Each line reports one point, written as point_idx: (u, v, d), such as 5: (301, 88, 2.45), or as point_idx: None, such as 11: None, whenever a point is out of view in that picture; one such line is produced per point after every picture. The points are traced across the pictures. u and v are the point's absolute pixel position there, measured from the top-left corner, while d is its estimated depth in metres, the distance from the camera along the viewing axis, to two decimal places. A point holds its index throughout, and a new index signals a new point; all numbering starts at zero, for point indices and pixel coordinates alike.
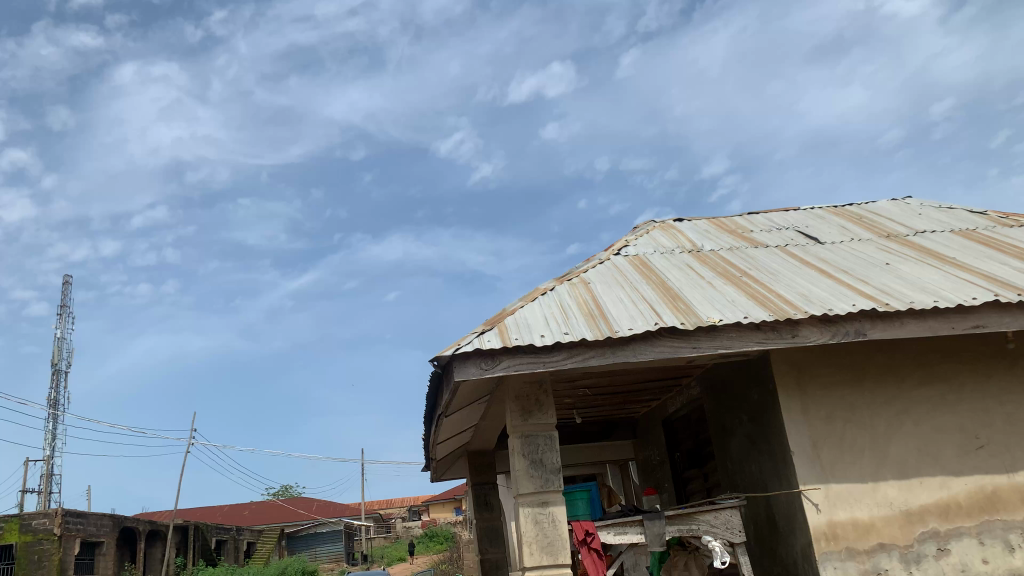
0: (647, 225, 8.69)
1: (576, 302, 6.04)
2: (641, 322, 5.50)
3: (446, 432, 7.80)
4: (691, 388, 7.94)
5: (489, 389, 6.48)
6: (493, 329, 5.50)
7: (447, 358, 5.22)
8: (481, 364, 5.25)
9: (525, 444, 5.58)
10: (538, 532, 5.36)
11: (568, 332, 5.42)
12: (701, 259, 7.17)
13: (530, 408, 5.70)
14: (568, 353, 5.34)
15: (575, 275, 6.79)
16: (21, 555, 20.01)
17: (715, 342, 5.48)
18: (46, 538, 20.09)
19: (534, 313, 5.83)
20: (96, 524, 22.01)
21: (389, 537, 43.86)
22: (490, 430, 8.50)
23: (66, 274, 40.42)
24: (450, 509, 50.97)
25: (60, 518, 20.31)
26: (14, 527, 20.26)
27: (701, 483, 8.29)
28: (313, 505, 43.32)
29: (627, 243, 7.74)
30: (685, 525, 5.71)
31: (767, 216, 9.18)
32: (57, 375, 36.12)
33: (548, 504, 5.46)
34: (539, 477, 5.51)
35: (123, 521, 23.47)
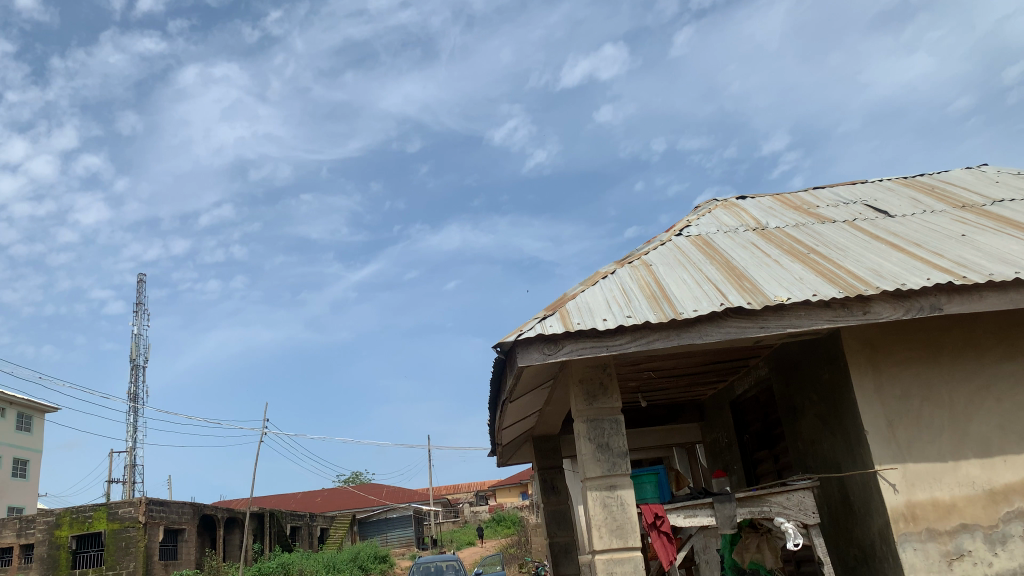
0: (709, 204, 8.56)
1: (639, 284, 5.99)
2: (706, 303, 5.43)
3: (511, 417, 7.85)
4: (760, 368, 7.81)
5: (553, 374, 6.48)
6: (555, 314, 5.50)
7: (510, 344, 5.25)
8: (545, 348, 5.27)
9: (591, 429, 5.57)
10: (606, 516, 5.36)
11: (631, 314, 5.38)
12: (765, 236, 7.04)
13: (595, 392, 5.68)
14: (632, 337, 5.30)
15: (635, 257, 6.73)
16: (110, 542, 20.96)
17: (783, 321, 5.37)
18: (132, 526, 20.97)
19: (595, 297, 5.81)
20: (178, 512, 22.86)
21: (457, 522, 44.45)
22: (555, 414, 8.51)
23: (139, 275, 39.47)
24: (517, 493, 51.49)
25: (144, 507, 21.13)
26: (103, 516, 21.28)
27: (772, 465, 8.15)
28: (383, 490, 44.21)
29: (688, 223, 7.63)
30: (757, 507, 5.61)
31: (833, 189, 8.96)
32: (135, 370, 37.55)
33: (617, 487, 5.45)
34: (607, 461, 5.50)
35: (202, 508, 24.31)
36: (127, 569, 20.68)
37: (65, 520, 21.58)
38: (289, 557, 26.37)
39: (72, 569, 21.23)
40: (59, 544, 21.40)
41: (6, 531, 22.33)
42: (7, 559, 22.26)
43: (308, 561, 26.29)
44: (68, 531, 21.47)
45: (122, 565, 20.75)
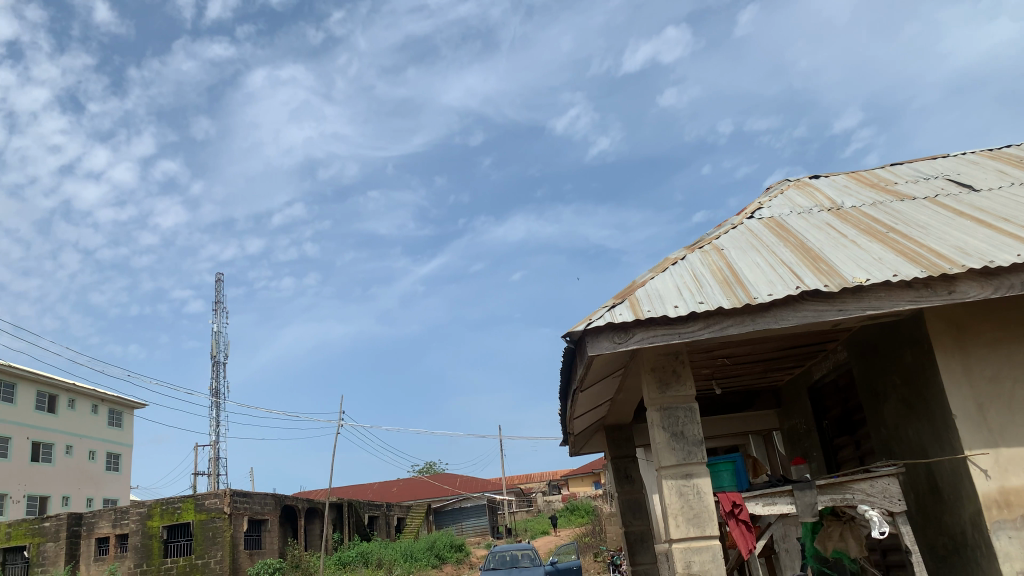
0: (781, 185, 8.35)
1: (710, 270, 5.89)
2: (781, 286, 5.30)
3: (582, 406, 7.84)
4: (838, 353, 7.59)
5: (624, 363, 6.43)
6: (625, 302, 5.46)
7: (579, 333, 5.25)
8: (614, 337, 5.24)
9: (664, 417, 5.52)
10: (683, 504, 5.31)
11: (703, 301, 5.30)
12: (840, 216, 6.83)
13: (668, 380, 5.62)
14: (704, 323, 5.23)
15: (706, 242, 6.62)
16: (198, 532, 21.84)
17: (863, 303, 5.20)
18: (219, 516, 21.79)
19: (665, 284, 5.74)
20: (260, 503, 23.62)
21: (531, 512, 44.70)
22: (627, 403, 8.46)
23: (218, 276, 40.97)
24: (590, 482, 51.45)
25: (229, 498, 21.92)
26: (191, 507, 22.17)
27: (853, 451, 7.93)
28: (456, 480, 44.77)
29: (760, 206, 7.45)
30: (839, 494, 5.47)
31: (912, 165, 8.63)
32: (216, 366, 38.92)
33: (692, 475, 5.39)
34: (682, 450, 5.44)
35: (284, 499, 25.06)
36: (215, 558, 21.50)
37: (156, 512, 22.55)
38: (367, 546, 26.97)
39: (164, 557, 22.15)
40: (151, 533, 22.40)
41: (102, 522, 23.48)
42: (103, 548, 23.42)
43: (386, 550, 26.84)
44: (159, 521, 22.44)
45: (211, 554, 21.56)
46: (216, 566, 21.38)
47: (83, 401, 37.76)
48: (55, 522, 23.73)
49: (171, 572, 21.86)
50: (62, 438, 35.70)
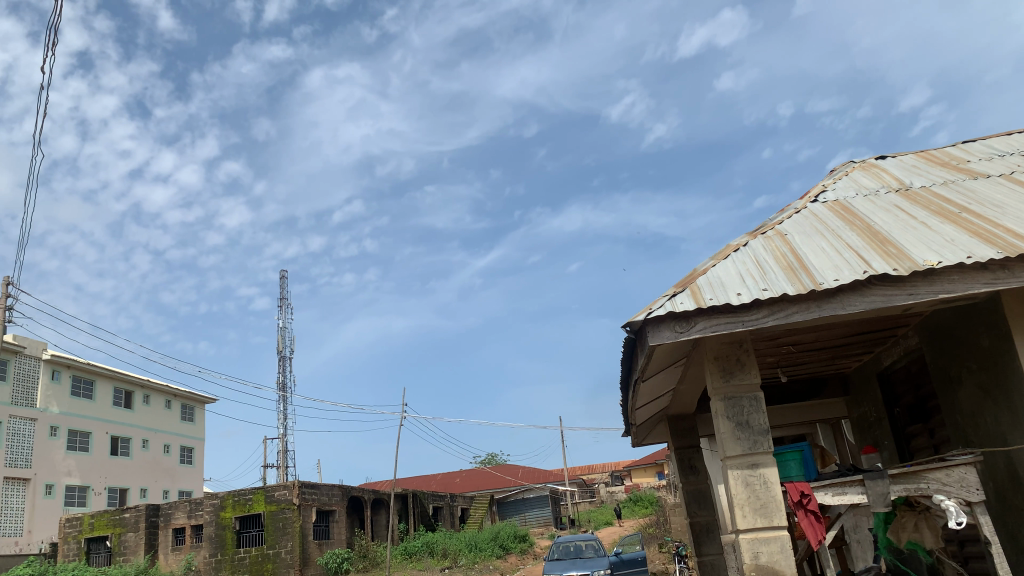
0: (846, 167, 8.13)
1: (773, 256, 5.77)
2: (848, 271, 5.17)
3: (644, 396, 7.78)
4: (909, 338, 7.37)
5: (685, 352, 6.36)
6: (686, 290, 5.39)
7: (640, 322, 5.21)
8: (676, 326, 5.19)
9: (729, 407, 5.45)
10: (749, 494, 5.23)
11: (767, 288, 5.20)
12: (910, 197, 6.62)
13: (732, 368, 5.54)
14: (769, 311, 5.14)
15: (768, 227, 6.49)
16: (269, 522, 22.48)
17: (935, 286, 5.03)
18: (288, 507, 22.37)
19: (727, 271, 5.65)
20: (328, 494, 24.14)
21: (594, 502, 44.67)
22: (690, 393, 8.35)
23: (282, 273, 41.96)
24: (653, 473, 51.16)
25: (298, 490, 22.48)
26: (261, 498, 22.83)
27: (927, 439, 7.70)
28: (518, 471, 44.98)
29: (824, 188, 7.27)
30: (913, 484, 5.32)
31: (985, 142, 8.31)
32: (282, 361, 39.89)
33: (758, 465, 5.31)
34: (747, 439, 5.36)
35: (350, 490, 25.58)
36: (286, 547, 22.08)
37: (228, 503, 23.28)
38: (433, 536, 27.38)
39: (237, 547, 22.83)
40: (224, 524, 23.11)
41: (178, 513, 24.36)
42: (180, 538, 24.30)
43: (452, 540, 27.14)
44: (231, 513, 23.14)
45: (281, 544, 22.15)
46: (287, 555, 21.96)
47: (157, 397, 39.11)
48: (134, 513, 24.70)
49: (245, 562, 22.54)
50: (139, 433, 37.10)
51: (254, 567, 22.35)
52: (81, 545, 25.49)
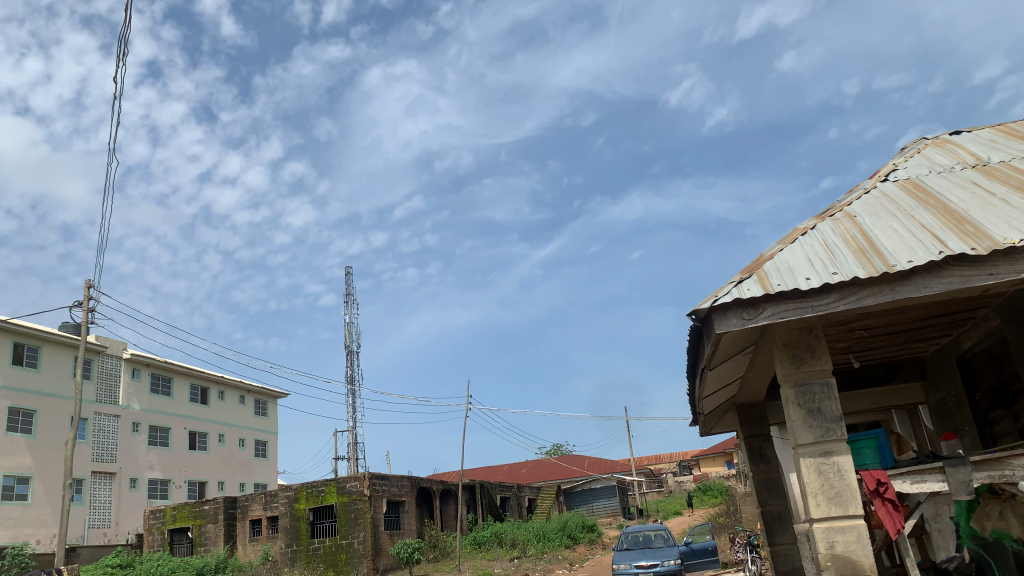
0: (918, 144, 7.85)
1: (842, 238, 5.63)
2: (923, 252, 5.01)
3: (712, 385, 7.68)
4: (990, 320, 7.08)
5: (753, 339, 6.26)
6: (752, 277, 5.31)
7: (706, 310, 5.15)
8: (743, 313, 5.12)
9: (799, 393, 5.34)
10: (823, 483, 5.13)
11: (837, 272, 5.07)
12: (987, 173, 6.36)
13: (802, 355, 5.43)
14: (840, 295, 5.02)
15: (837, 209, 6.33)
16: (342, 513, 23.01)
17: (1016, 266, 4.82)
18: (359, 498, 22.84)
19: (795, 255, 5.53)
20: (397, 485, 24.54)
21: (662, 492, 44.37)
22: (758, 380, 8.21)
23: (347, 270, 42.80)
24: (721, 463, 50.55)
25: (368, 481, 22.94)
26: (333, 490, 23.39)
27: (1011, 424, 7.40)
28: (585, 461, 44.96)
29: (894, 167, 7.05)
30: (996, 471, 5.05)
31: None
32: (350, 355, 40.72)
33: (832, 453, 5.19)
34: (820, 427, 5.25)
35: (419, 482, 25.97)
36: (358, 538, 22.56)
37: (302, 495, 23.92)
38: (501, 526, 27.61)
39: (311, 538, 23.44)
40: (299, 515, 23.79)
41: (255, 505, 25.14)
42: (257, 529, 25.06)
43: (520, 530, 27.32)
44: (305, 504, 23.79)
45: (354, 534, 22.65)
46: (360, 546, 22.43)
47: (231, 392, 40.37)
48: (213, 505, 25.60)
49: (319, 552, 23.08)
50: (215, 428, 38.38)
51: (328, 557, 22.89)
52: (165, 536, 26.55)
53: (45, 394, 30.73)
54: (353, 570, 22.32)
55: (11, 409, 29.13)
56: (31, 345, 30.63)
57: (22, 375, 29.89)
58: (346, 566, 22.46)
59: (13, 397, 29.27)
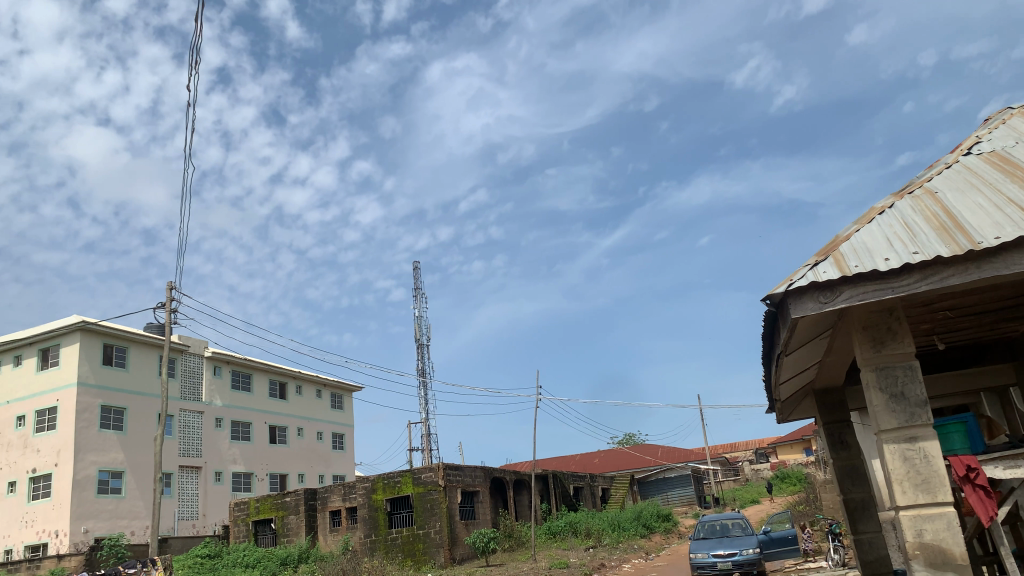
0: (1002, 114, 7.49)
1: (923, 216, 5.42)
2: (1010, 228, 4.79)
3: (788, 371, 7.52)
4: None
5: (830, 323, 6.09)
6: (828, 259, 5.16)
7: (781, 295, 5.06)
8: (820, 297, 5.00)
9: (881, 377, 5.19)
10: (908, 469, 4.97)
11: (918, 251, 4.90)
12: None
13: (883, 338, 5.26)
14: (922, 275, 4.85)
15: (916, 186, 6.10)
16: (418, 503, 23.42)
17: None
18: (434, 489, 23.18)
19: (872, 235, 5.36)
20: (471, 475, 24.79)
21: (738, 481, 43.66)
22: (837, 365, 7.97)
23: (414, 264, 43.40)
24: (800, 450, 49.42)
25: (442, 471, 23.25)
26: (409, 481, 23.80)
27: None
28: (659, 450, 44.54)
29: (977, 139, 6.73)
30: None
31: None
32: (421, 348, 41.33)
33: (917, 439, 5.03)
34: (903, 412, 5.09)
35: (492, 472, 26.20)
36: (434, 527, 22.93)
37: (379, 486, 24.43)
38: (575, 516, 27.65)
39: (389, 528, 23.93)
40: (376, 506, 24.31)
41: (334, 496, 25.78)
42: (336, 520, 25.70)
43: (595, 520, 27.32)
44: (382, 495, 24.29)
45: (430, 523, 23.04)
46: (437, 535, 22.79)
47: (308, 386, 41.47)
48: (295, 497, 26.38)
49: (397, 542, 23.56)
50: (294, 422, 39.50)
51: (406, 547, 23.33)
52: (249, 527, 27.49)
53: (133, 392, 32.14)
54: (430, 559, 22.68)
55: (103, 407, 30.57)
56: (119, 346, 32.06)
57: (113, 375, 31.38)
58: (423, 556, 22.83)
59: (104, 396, 30.71)
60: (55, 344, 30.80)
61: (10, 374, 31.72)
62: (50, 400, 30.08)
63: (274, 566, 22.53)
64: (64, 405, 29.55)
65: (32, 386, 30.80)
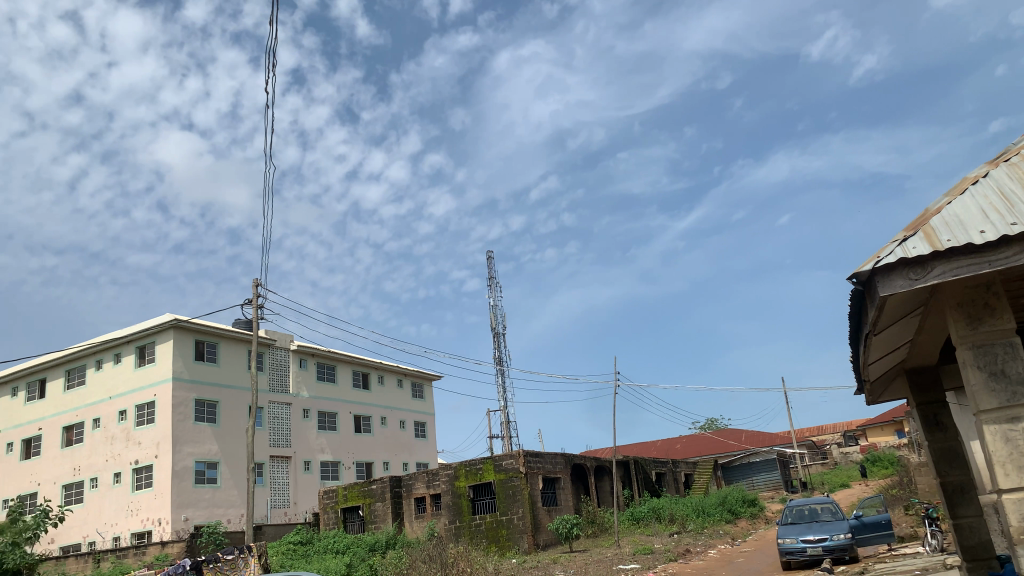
0: None
1: (1021, 186, 5.14)
2: None
3: (877, 351, 7.31)
4: None
5: (922, 300, 5.87)
6: (918, 234, 4.97)
7: (867, 273, 4.92)
8: (909, 274, 4.82)
9: (979, 355, 4.98)
10: (1011, 451, 4.75)
11: (1015, 222, 4.66)
12: None
13: (980, 315, 5.05)
14: (1020, 248, 4.61)
15: (1012, 153, 5.78)
16: (500, 490, 23.69)
17: None
18: (516, 476, 23.40)
19: (966, 207, 5.12)
20: (552, 462, 24.90)
21: (827, 464, 42.58)
22: (929, 343, 7.69)
23: (487, 254, 43.75)
24: (891, 432, 47.80)
25: (522, 459, 23.43)
26: (491, 468, 24.07)
27: None
28: (742, 435, 43.76)
29: None
30: None
31: None
32: (497, 337, 41.66)
33: (1020, 419, 4.79)
34: (1004, 391, 4.87)
35: (573, 458, 26.25)
36: (517, 514, 23.17)
37: (461, 473, 24.79)
38: (659, 502, 27.47)
39: (473, 514, 24.29)
40: (460, 493, 24.68)
41: (418, 484, 26.29)
42: (421, 506, 26.21)
43: (678, 505, 27.08)
44: (465, 482, 24.63)
45: (513, 510, 23.28)
46: (520, 521, 23.02)
47: (389, 376, 42.37)
48: (380, 485, 27.04)
49: (481, 528, 23.91)
50: (377, 411, 40.46)
51: (490, 533, 23.66)
52: (338, 514, 28.35)
53: (225, 386, 33.48)
54: (515, 545, 22.96)
55: (197, 400, 31.97)
56: (210, 342, 33.41)
57: (205, 370, 32.75)
58: (507, 542, 23.12)
59: (198, 390, 32.09)
60: (151, 342, 32.33)
61: (111, 371, 33.46)
62: (148, 395, 31.59)
63: (362, 551, 23.15)
64: (162, 399, 31.01)
65: (132, 381, 32.44)
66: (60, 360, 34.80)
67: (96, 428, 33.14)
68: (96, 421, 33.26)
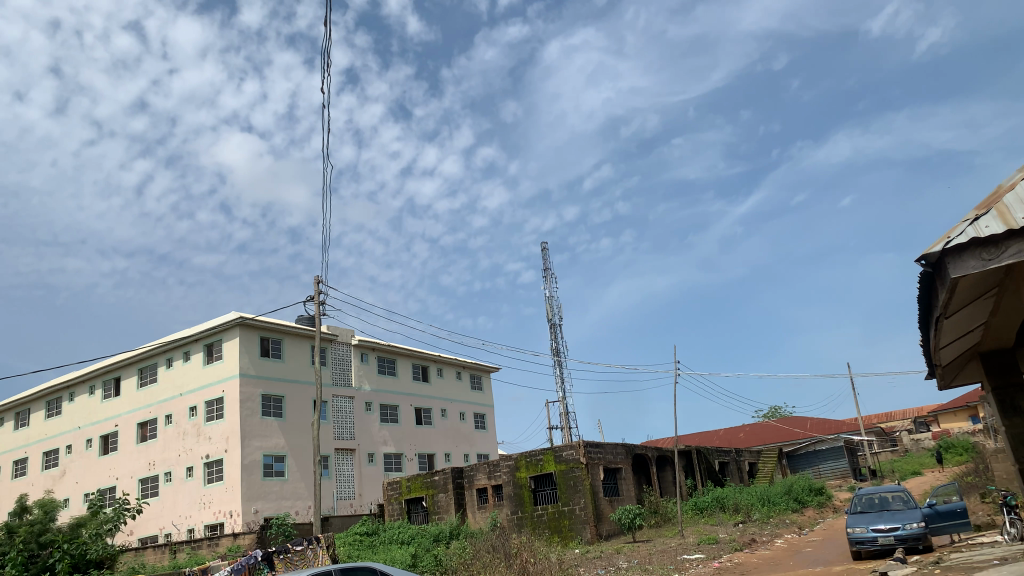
0: None
1: None
2: None
3: (949, 334, 7.08)
4: None
5: (998, 280, 5.68)
6: (991, 212, 4.81)
7: (937, 254, 4.80)
8: (983, 255, 4.67)
9: None
10: None
11: None
12: None
13: None
14: None
15: None
16: (562, 481, 23.71)
17: None
18: (577, 466, 23.40)
19: None
20: (612, 452, 24.80)
21: (897, 452, 41.48)
22: (1005, 324, 7.42)
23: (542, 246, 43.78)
24: (964, 418, 46.26)
25: (583, 449, 23.41)
26: (551, 459, 24.13)
27: None
28: (807, 422, 42.86)
29: None
30: None
31: None
32: (554, 328, 41.65)
33: None
34: None
35: (634, 449, 26.12)
36: (579, 504, 23.18)
37: (522, 464, 24.89)
38: (722, 491, 27.15)
39: (535, 505, 24.41)
40: (521, 484, 24.79)
41: (480, 474, 26.51)
42: (483, 497, 26.45)
43: (743, 495, 26.73)
44: (526, 473, 24.73)
45: (575, 500, 23.29)
46: (582, 511, 23.03)
47: (448, 368, 42.81)
48: (443, 476, 27.36)
49: (543, 518, 24.03)
50: (437, 403, 40.91)
51: (552, 523, 23.76)
52: (402, 505, 28.80)
53: (290, 381, 34.32)
54: (577, 535, 22.99)
55: (264, 396, 32.83)
56: (275, 338, 34.26)
57: (271, 365, 33.61)
58: (570, 532, 23.18)
59: (264, 385, 32.95)
60: (218, 340, 33.31)
61: (182, 369, 34.58)
62: (216, 391, 32.58)
63: (426, 541, 23.45)
64: (230, 395, 31.95)
65: (201, 378, 33.48)
66: (133, 358, 36.11)
67: (169, 424, 34.30)
68: (168, 417, 34.40)
